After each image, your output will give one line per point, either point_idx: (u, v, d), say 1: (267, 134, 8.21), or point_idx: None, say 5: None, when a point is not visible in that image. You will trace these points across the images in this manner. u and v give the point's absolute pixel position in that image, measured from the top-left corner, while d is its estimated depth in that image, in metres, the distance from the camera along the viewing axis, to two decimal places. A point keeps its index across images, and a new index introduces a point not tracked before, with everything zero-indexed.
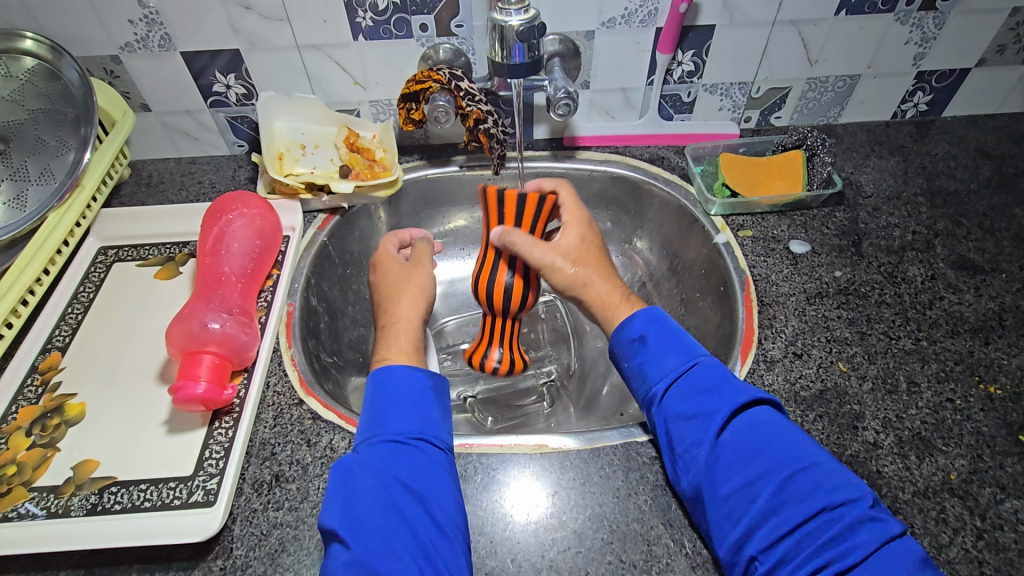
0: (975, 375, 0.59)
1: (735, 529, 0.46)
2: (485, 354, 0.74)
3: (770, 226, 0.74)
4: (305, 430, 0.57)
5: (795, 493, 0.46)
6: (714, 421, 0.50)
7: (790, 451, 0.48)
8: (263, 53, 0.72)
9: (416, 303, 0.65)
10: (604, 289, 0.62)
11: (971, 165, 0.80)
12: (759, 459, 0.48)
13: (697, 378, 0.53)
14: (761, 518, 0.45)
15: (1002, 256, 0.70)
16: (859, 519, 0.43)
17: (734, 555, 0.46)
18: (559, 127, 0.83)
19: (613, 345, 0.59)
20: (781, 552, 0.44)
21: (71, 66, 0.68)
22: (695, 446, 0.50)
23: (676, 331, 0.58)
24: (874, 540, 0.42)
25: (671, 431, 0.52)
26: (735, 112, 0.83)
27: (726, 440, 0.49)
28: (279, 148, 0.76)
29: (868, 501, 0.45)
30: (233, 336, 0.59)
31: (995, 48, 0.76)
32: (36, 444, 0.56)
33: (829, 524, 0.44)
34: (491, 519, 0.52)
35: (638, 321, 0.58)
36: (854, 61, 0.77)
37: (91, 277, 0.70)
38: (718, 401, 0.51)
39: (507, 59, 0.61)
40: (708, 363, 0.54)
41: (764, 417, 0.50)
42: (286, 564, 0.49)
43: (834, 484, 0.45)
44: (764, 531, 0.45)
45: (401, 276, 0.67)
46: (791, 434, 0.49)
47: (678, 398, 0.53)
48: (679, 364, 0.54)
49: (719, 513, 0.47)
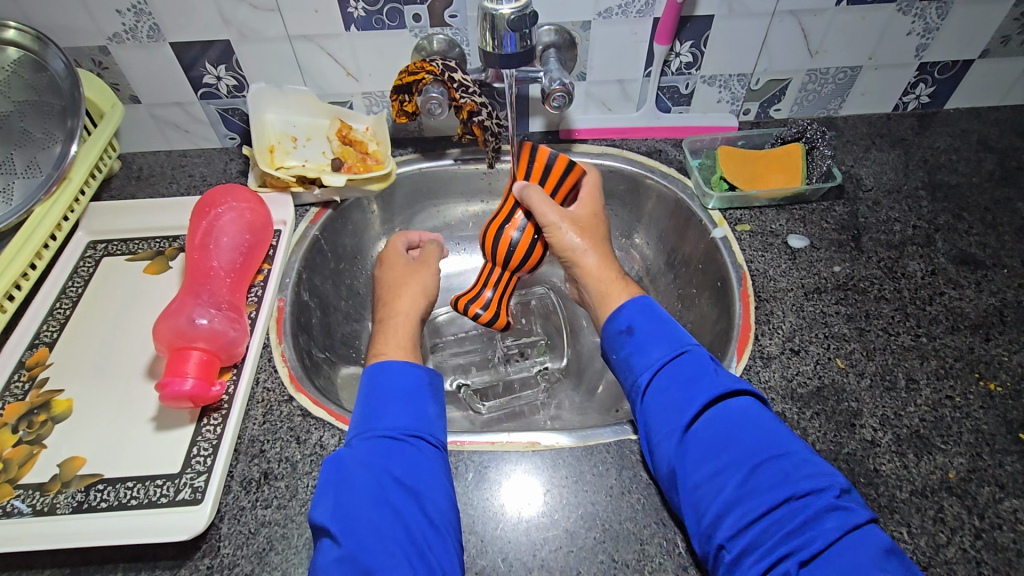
0: (975, 372, 0.58)
1: (704, 518, 0.45)
2: (476, 296, 0.69)
3: (768, 220, 0.73)
4: (295, 427, 0.56)
5: (762, 482, 0.45)
6: (690, 410, 0.49)
7: (763, 440, 0.47)
8: (253, 44, 0.71)
9: (417, 300, 0.65)
10: (597, 260, 0.64)
11: (973, 158, 0.79)
12: (730, 448, 0.47)
13: (684, 368, 0.52)
14: (728, 506, 0.44)
15: (1004, 251, 0.69)
16: (825, 508, 0.42)
17: (706, 545, 0.45)
18: (555, 120, 0.82)
19: (604, 337, 0.58)
20: (747, 540, 0.43)
21: (57, 56, 0.67)
22: (669, 433, 0.49)
23: (664, 322, 0.57)
24: (836, 530, 0.41)
25: (649, 420, 0.51)
26: (734, 104, 0.82)
27: (701, 428, 0.49)
28: (270, 141, 0.75)
29: (836, 491, 0.44)
30: (222, 332, 0.58)
31: (999, 39, 0.74)
32: (22, 441, 0.55)
33: (794, 513, 0.43)
34: (482, 517, 0.51)
35: (625, 312, 0.57)
36: (855, 52, 0.75)
37: (79, 272, 0.69)
38: (696, 390, 0.50)
39: (499, 49, 0.59)
40: (691, 354, 0.53)
41: (742, 408, 0.49)
42: (273, 563, 0.48)
43: (802, 473, 0.44)
44: (730, 519, 0.44)
45: (404, 275, 0.68)
46: (769, 424, 0.48)
47: (657, 387, 0.52)
48: (662, 354, 0.54)
49: (690, 501, 0.46)
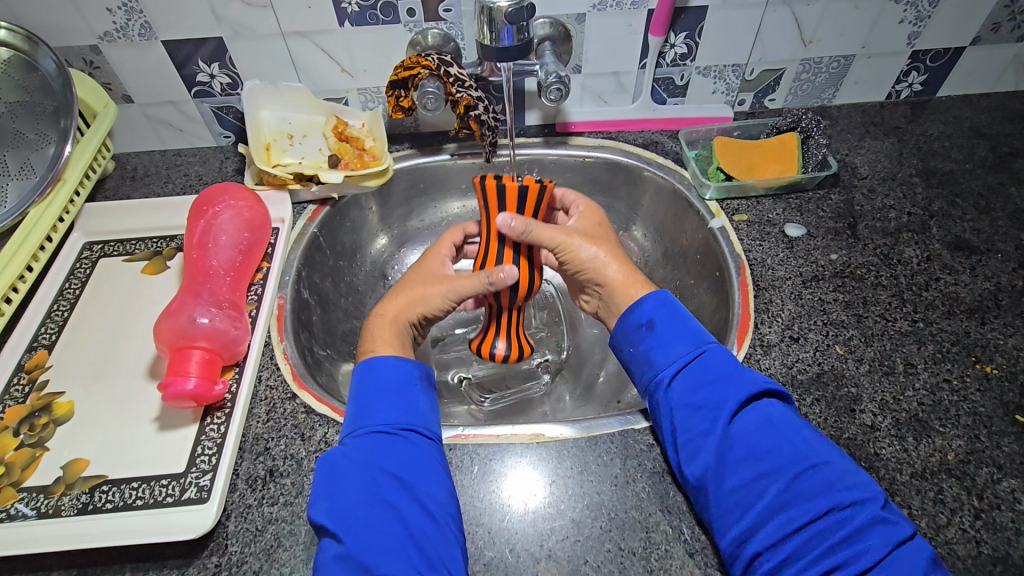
0: (972, 356, 0.59)
1: (740, 523, 0.45)
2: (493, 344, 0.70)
3: (766, 209, 0.73)
4: (299, 424, 0.56)
5: (805, 491, 0.45)
6: (724, 412, 0.49)
7: (803, 447, 0.47)
8: (247, 41, 0.70)
9: (411, 307, 0.61)
10: (621, 271, 0.61)
11: (966, 144, 0.79)
12: (767, 455, 0.47)
13: (709, 366, 0.52)
14: (768, 515, 0.45)
15: (997, 236, 0.69)
16: (871, 519, 0.43)
17: (738, 548, 0.45)
18: (550, 113, 0.82)
19: (620, 330, 0.58)
20: (788, 549, 0.43)
21: (47, 56, 0.67)
22: (701, 435, 0.49)
23: (686, 317, 0.56)
24: (885, 543, 0.42)
25: (676, 419, 0.51)
26: (729, 95, 0.82)
27: (736, 432, 0.49)
28: (265, 139, 0.74)
29: (880, 502, 0.44)
30: (223, 331, 0.58)
31: (990, 25, 0.75)
32: (24, 444, 0.55)
33: (839, 525, 0.43)
34: (488, 509, 0.51)
35: (647, 304, 0.57)
36: (848, 41, 0.76)
37: (76, 274, 0.69)
38: (728, 390, 0.50)
39: (496, 42, 0.59)
40: (714, 351, 0.53)
41: (776, 412, 0.49)
42: (282, 559, 0.48)
43: (845, 484, 0.45)
44: (770, 527, 0.44)
45: (415, 283, 0.63)
46: (804, 431, 0.48)
47: (682, 383, 0.52)
48: (685, 351, 0.53)
49: (724, 505, 0.47)
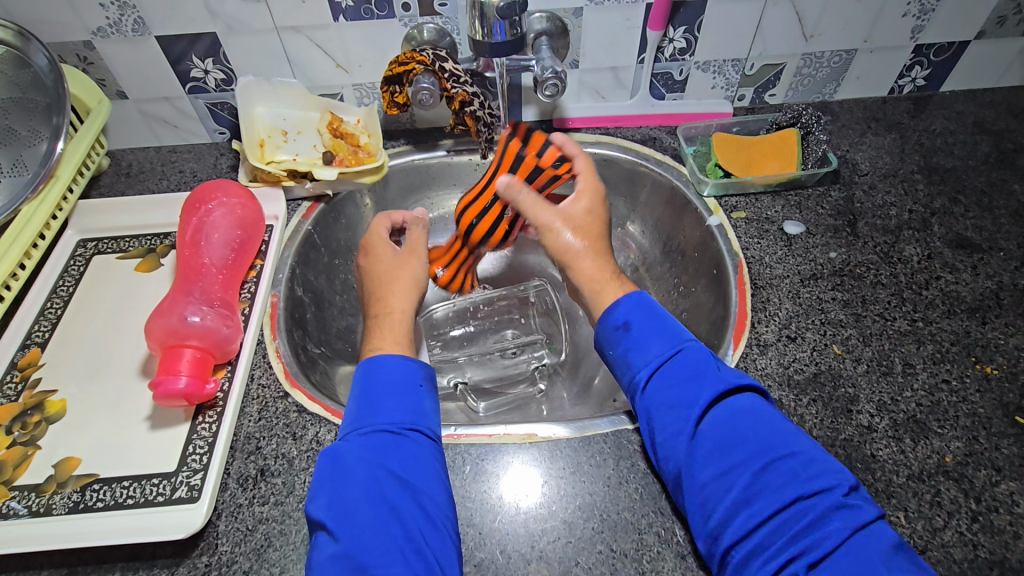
0: (972, 356, 0.58)
1: (712, 518, 0.45)
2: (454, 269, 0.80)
3: (764, 207, 0.72)
4: (291, 423, 0.56)
5: (770, 482, 0.44)
6: (695, 410, 0.49)
7: (769, 438, 0.46)
8: (240, 36, 0.70)
9: (410, 294, 0.64)
10: (593, 264, 0.61)
11: (969, 140, 0.78)
12: (734, 448, 0.46)
13: (684, 364, 0.51)
14: (734, 509, 0.44)
15: (1000, 234, 0.68)
16: (832, 507, 0.42)
17: (712, 545, 0.45)
18: (548, 109, 0.81)
19: (600, 332, 0.58)
20: (754, 541, 0.43)
21: (39, 51, 0.66)
22: (674, 435, 0.49)
23: (663, 316, 0.56)
24: (844, 530, 0.41)
25: (651, 420, 0.51)
26: (728, 90, 0.81)
27: (706, 428, 0.48)
28: (259, 135, 0.74)
29: (843, 489, 0.43)
30: (215, 329, 0.58)
31: (995, 19, 0.73)
32: (16, 442, 0.55)
33: (803, 513, 0.43)
34: (480, 510, 0.51)
35: (622, 307, 0.57)
36: (850, 35, 0.74)
37: (70, 271, 0.69)
38: (700, 388, 0.50)
39: (489, 37, 0.59)
40: (691, 349, 0.53)
41: (746, 405, 0.49)
42: (272, 559, 0.48)
43: (810, 473, 0.44)
44: (738, 521, 0.44)
45: (388, 263, 0.66)
46: (774, 423, 0.48)
47: (658, 384, 0.51)
48: (661, 350, 0.53)
49: (697, 502, 0.46)
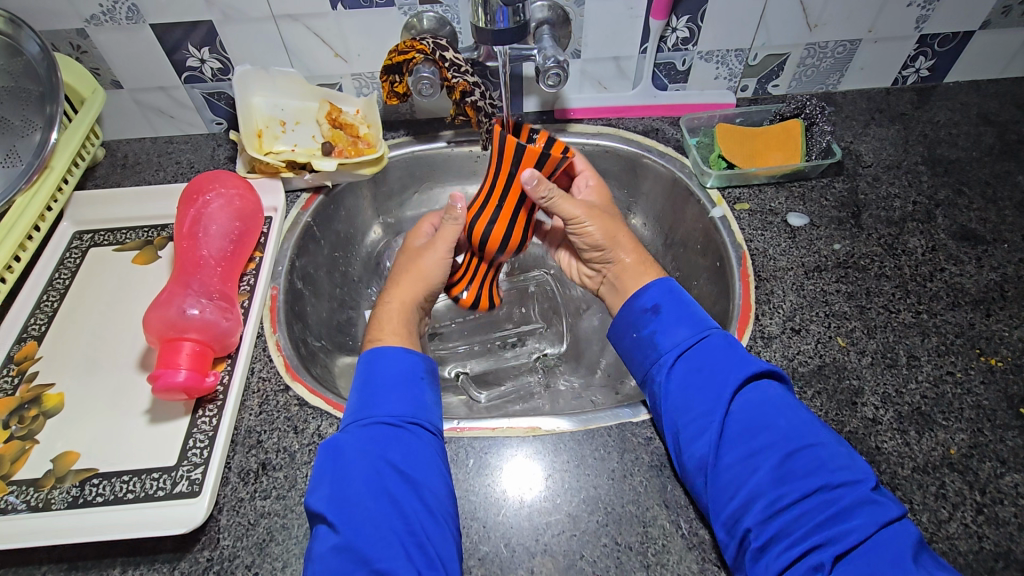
0: (976, 348, 0.58)
1: (734, 501, 0.45)
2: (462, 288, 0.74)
3: (767, 198, 0.72)
4: (292, 417, 0.55)
5: (798, 469, 0.44)
6: (724, 392, 0.49)
7: (799, 427, 0.46)
8: (237, 25, 0.69)
9: (415, 288, 0.64)
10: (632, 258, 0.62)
11: (974, 132, 0.78)
12: (765, 433, 0.46)
13: (712, 350, 0.52)
14: (759, 491, 0.44)
15: (1004, 226, 0.68)
16: (860, 499, 0.42)
17: (731, 529, 0.45)
18: (549, 99, 0.80)
19: (624, 313, 0.58)
20: (776, 527, 0.43)
21: (31, 38, 0.65)
22: (700, 415, 0.49)
23: (689, 303, 0.56)
24: (871, 524, 0.41)
25: (674, 400, 0.50)
26: (732, 81, 0.80)
27: (733, 412, 0.48)
28: (257, 125, 0.73)
29: (870, 483, 0.43)
30: (214, 322, 0.57)
31: (1000, 9, 0.73)
32: (13, 437, 0.54)
33: (829, 504, 0.42)
34: (484, 503, 0.51)
35: (653, 291, 0.57)
36: (855, 25, 0.74)
37: (66, 264, 0.68)
38: (728, 372, 0.50)
39: (492, 25, 0.58)
40: (719, 336, 0.53)
41: (775, 393, 0.49)
42: (274, 553, 0.48)
43: (837, 464, 0.44)
44: (760, 505, 0.44)
45: (410, 261, 0.66)
46: (802, 414, 0.48)
47: (685, 366, 0.52)
48: (689, 334, 0.53)
49: (719, 484, 0.46)
